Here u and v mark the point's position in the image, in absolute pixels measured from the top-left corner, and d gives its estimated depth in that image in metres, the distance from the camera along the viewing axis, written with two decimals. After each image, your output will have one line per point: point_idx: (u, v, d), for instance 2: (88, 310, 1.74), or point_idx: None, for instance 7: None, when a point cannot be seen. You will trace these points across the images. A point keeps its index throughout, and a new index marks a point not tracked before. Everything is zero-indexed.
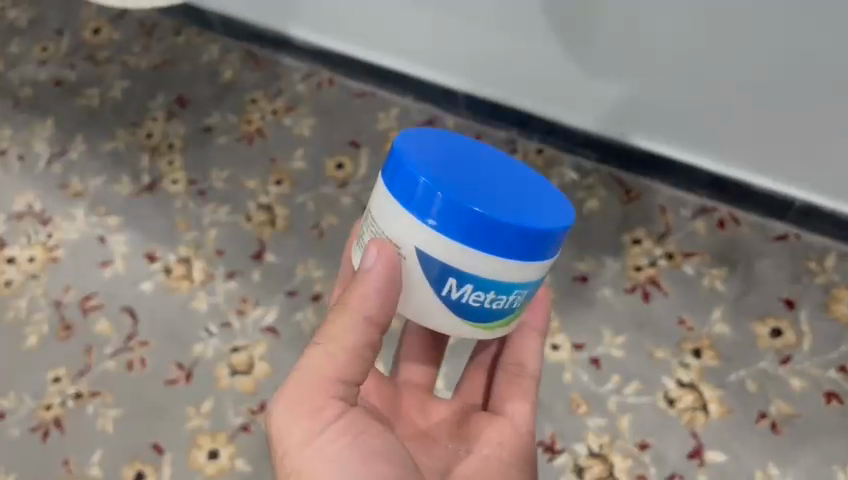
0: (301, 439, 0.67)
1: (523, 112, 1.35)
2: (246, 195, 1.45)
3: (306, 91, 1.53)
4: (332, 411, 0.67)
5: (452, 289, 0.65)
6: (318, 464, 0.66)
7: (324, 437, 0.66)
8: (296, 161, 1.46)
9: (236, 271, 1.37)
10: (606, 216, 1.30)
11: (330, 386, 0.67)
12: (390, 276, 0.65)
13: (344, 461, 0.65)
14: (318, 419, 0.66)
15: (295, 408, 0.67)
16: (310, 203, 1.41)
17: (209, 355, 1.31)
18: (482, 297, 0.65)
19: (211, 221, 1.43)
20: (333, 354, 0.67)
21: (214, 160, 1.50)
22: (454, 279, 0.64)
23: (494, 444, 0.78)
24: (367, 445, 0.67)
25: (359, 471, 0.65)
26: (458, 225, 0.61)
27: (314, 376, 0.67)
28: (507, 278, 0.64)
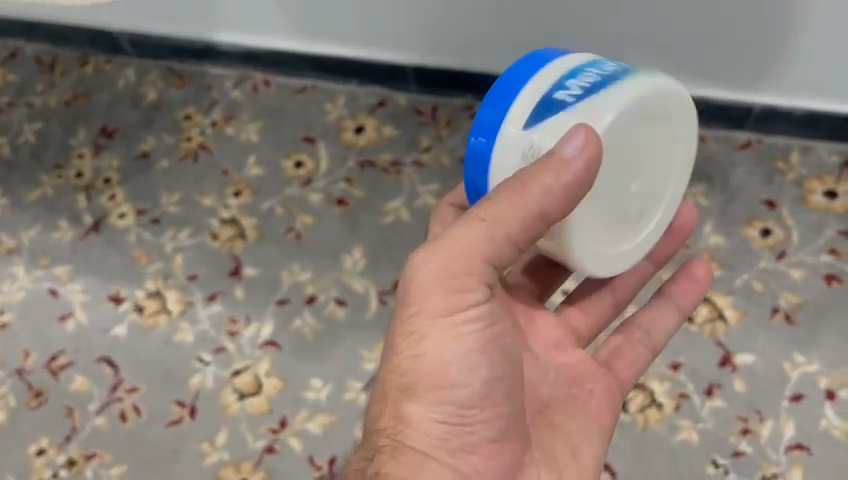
0: (434, 310, 0.67)
1: (475, 75, 1.32)
2: (205, 214, 1.36)
3: (242, 97, 1.45)
4: (474, 297, 0.67)
5: (568, 93, 0.63)
6: (449, 339, 0.68)
7: (462, 320, 0.68)
8: (250, 169, 1.39)
9: (216, 293, 1.28)
10: None
11: (481, 269, 0.66)
12: (582, 176, 0.60)
13: (471, 348, 0.68)
14: (463, 299, 0.67)
15: (444, 276, 0.67)
16: (278, 209, 1.34)
17: (209, 385, 1.22)
18: (586, 78, 0.64)
19: (174, 248, 1.33)
20: (492, 237, 0.64)
21: (160, 185, 1.39)
22: (560, 92, 0.64)
23: (589, 388, 0.78)
24: (496, 342, 0.69)
25: (486, 370, 0.68)
26: (509, 85, 0.66)
27: (468, 251, 0.66)
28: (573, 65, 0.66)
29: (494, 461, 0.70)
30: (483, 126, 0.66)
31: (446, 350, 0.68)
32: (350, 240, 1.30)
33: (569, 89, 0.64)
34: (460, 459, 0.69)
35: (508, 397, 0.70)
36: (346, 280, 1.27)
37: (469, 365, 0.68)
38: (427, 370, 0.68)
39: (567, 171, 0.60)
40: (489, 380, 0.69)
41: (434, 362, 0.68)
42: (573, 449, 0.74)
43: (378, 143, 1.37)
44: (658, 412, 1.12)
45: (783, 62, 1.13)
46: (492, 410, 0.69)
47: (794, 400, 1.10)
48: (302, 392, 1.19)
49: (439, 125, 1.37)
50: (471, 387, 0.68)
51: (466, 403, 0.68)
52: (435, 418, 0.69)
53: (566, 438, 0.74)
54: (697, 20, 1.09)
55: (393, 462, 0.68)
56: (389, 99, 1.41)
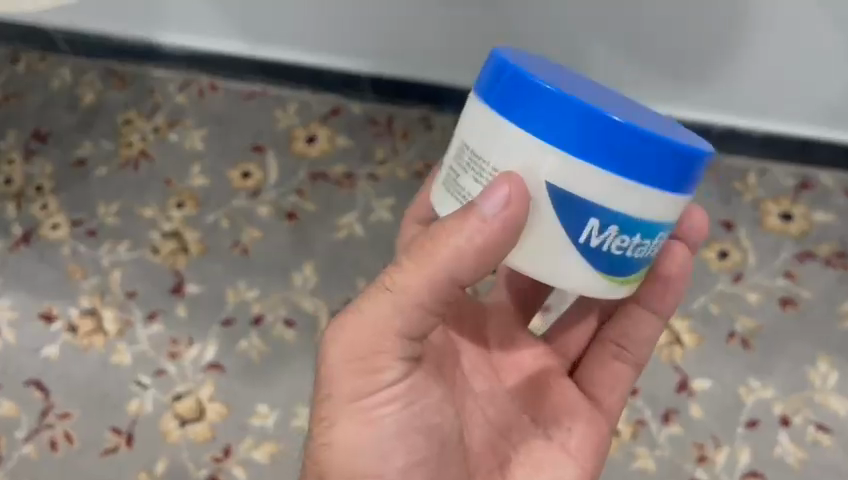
0: (341, 396, 0.65)
1: (432, 85, 1.27)
2: (146, 226, 1.29)
3: (187, 102, 1.38)
4: (385, 379, 0.64)
5: (595, 232, 0.52)
6: (360, 426, 0.65)
7: (375, 404, 0.65)
8: (194, 178, 1.32)
9: (157, 311, 1.22)
10: None
11: (392, 346, 0.62)
12: (514, 211, 0.51)
13: (384, 433, 0.66)
14: (372, 384, 0.64)
15: (350, 364, 0.63)
16: (224, 222, 1.28)
17: (148, 411, 1.15)
18: (627, 242, 0.53)
19: (112, 262, 1.26)
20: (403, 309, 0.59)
21: (97, 194, 1.32)
22: (597, 221, 0.52)
23: (566, 427, 0.71)
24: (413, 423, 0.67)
25: (402, 457, 0.66)
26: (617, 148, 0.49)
27: (375, 333, 0.61)
28: (651, 217, 0.52)
29: None
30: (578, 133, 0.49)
31: (359, 439, 0.65)
32: (300, 256, 1.24)
33: (635, 244, 0.54)
34: None
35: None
36: (294, 298, 1.21)
37: (381, 451, 0.66)
38: (338, 460, 0.66)
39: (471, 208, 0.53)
40: (405, 468, 0.66)
41: (343, 451, 0.66)
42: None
43: (330, 154, 1.32)
44: (614, 440, 1.10)
45: (743, 84, 1.12)
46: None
47: (749, 426, 1.09)
48: (246, 418, 1.13)
49: (395, 136, 1.32)
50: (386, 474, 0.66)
51: None
52: None
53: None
54: (662, 38, 1.07)
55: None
56: (343, 107, 1.35)
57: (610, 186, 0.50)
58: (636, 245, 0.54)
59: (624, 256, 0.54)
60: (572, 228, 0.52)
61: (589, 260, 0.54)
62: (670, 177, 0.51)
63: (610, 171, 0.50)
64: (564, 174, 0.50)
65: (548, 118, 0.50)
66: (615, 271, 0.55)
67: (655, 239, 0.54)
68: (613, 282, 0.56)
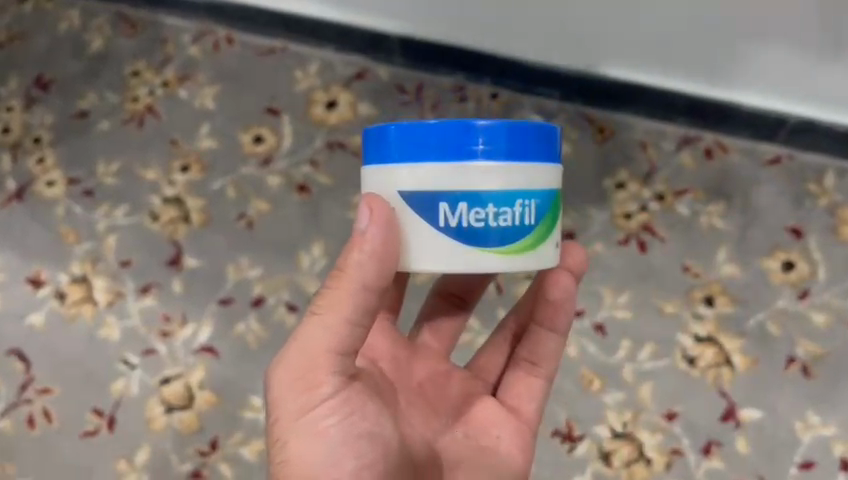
0: (288, 416, 0.62)
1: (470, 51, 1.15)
2: (146, 189, 1.18)
3: (199, 54, 1.25)
4: (322, 393, 0.61)
5: (448, 214, 0.61)
6: (309, 441, 0.62)
7: (320, 421, 0.62)
8: (202, 140, 1.21)
9: (151, 285, 1.12)
10: (583, 161, 1.13)
11: (326, 362, 0.61)
12: (387, 230, 0.60)
13: (331, 447, 0.62)
14: (313, 398, 0.62)
15: (293, 379, 0.62)
16: (230, 190, 1.17)
17: (133, 393, 1.06)
18: (482, 214, 0.61)
19: (108, 227, 1.16)
20: (330, 329, 0.60)
21: (97, 151, 1.21)
22: (446, 204, 0.61)
23: (494, 436, 0.73)
24: (358, 432, 0.63)
25: (352, 464, 0.62)
26: (466, 143, 0.60)
27: (308, 354, 0.61)
28: (507, 187, 0.61)
29: None
30: (429, 144, 0.61)
31: (308, 454, 0.61)
32: (310, 234, 1.13)
33: (491, 213, 0.61)
34: None
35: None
36: (301, 281, 1.10)
37: (329, 463, 0.61)
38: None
39: (364, 244, 0.60)
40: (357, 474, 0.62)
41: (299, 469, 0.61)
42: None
43: (351, 122, 1.19)
44: (645, 468, 1.00)
45: (827, 69, 0.98)
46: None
47: (803, 467, 0.98)
48: (237, 410, 1.04)
49: (424, 105, 1.18)
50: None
51: None
52: None
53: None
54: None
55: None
56: (369, 71, 1.21)
57: (452, 176, 0.61)
58: (495, 215, 0.61)
59: (493, 225, 0.62)
60: (431, 216, 0.62)
61: (457, 239, 0.62)
62: (508, 147, 0.61)
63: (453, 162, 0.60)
64: (416, 182, 0.61)
65: (408, 145, 0.61)
66: (494, 242, 0.62)
67: (515, 207, 0.62)
68: (501, 251, 0.62)
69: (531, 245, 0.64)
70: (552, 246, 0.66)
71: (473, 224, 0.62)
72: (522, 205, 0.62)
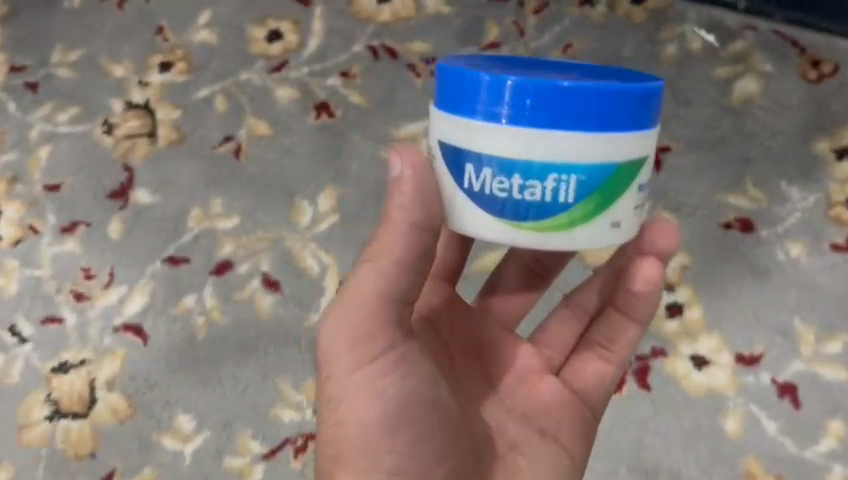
0: (330, 371, 0.41)
1: None
2: (107, 89, 0.81)
3: None
4: (372, 344, 0.40)
5: (469, 180, 0.38)
6: (358, 402, 0.40)
7: (373, 379, 0.40)
8: (197, 29, 0.83)
9: (79, 222, 0.75)
10: (781, 107, 0.68)
11: (382, 307, 0.39)
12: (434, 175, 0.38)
13: (383, 409, 0.40)
14: (367, 347, 0.40)
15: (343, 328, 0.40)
16: (219, 102, 0.78)
17: (15, 380, 0.69)
18: (510, 186, 0.37)
19: (44, 136, 0.80)
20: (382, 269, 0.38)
21: (58, 34, 0.86)
22: (472, 167, 0.37)
23: (554, 423, 0.45)
24: (423, 391, 0.41)
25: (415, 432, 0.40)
26: (532, 107, 0.36)
27: (356, 297, 0.39)
28: (563, 164, 0.36)
29: None
30: (480, 97, 0.37)
31: (350, 422, 0.40)
32: (326, 179, 0.73)
33: (522, 187, 0.37)
34: None
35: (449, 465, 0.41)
36: (296, 247, 0.70)
37: (385, 432, 0.40)
38: (328, 454, 0.41)
39: (400, 192, 0.38)
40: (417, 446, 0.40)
41: (355, 437, 0.40)
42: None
43: (412, 23, 0.78)
44: None
45: None
46: None
47: None
48: (152, 434, 0.66)
49: (524, 8, 0.76)
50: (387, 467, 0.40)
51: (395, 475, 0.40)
52: None
53: None
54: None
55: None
56: None
57: (475, 138, 0.37)
58: (523, 188, 0.37)
59: (511, 199, 0.37)
60: (451, 176, 0.38)
61: (474, 210, 0.38)
62: (567, 117, 0.36)
63: (458, 117, 0.38)
64: (453, 139, 0.38)
65: (459, 93, 0.37)
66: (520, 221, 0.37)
67: (544, 181, 0.37)
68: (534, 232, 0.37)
69: (576, 229, 0.37)
70: (626, 229, 0.39)
71: (486, 196, 0.37)
72: (559, 178, 0.36)
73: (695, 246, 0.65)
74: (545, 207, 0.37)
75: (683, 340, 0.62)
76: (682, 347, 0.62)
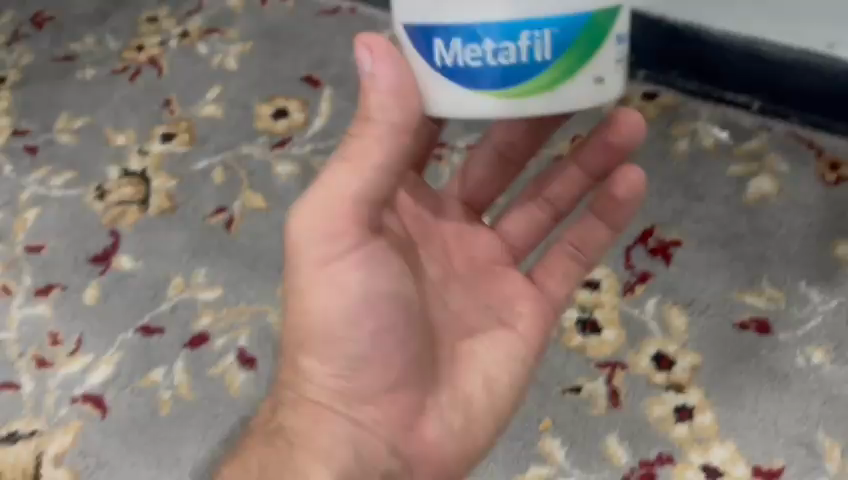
0: (295, 262, 0.40)
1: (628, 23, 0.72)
2: (106, 156, 0.80)
3: (240, 7, 0.91)
4: (334, 242, 0.38)
5: (443, 54, 0.35)
6: (323, 294, 0.39)
7: (335, 274, 0.39)
8: (205, 105, 0.83)
9: (55, 285, 0.71)
10: (798, 206, 0.65)
11: (349, 208, 0.37)
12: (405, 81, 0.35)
13: (344, 303, 0.39)
14: (332, 243, 0.38)
15: (311, 223, 0.38)
16: (217, 174, 0.76)
17: None
18: (482, 52, 0.34)
19: (34, 197, 0.78)
20: (354, 170, 0.36)
21: (66, 102, 0.86)
22: (442, 42, 0.34)
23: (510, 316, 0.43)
24: (383, 286, 0.40)
25: (373, 330, 0.40)
26: None
27: (324, 193, 0.37)
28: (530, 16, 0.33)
29: (382, 426, 0.40)
30: None
31: (315, 313, 0.40)
32: None
33: (492, 51, 0.34)
34: (352, 428, 0.40)
35: (408, 366, 0.41)
36: (277, 322, 0.66)
37: (342, 319, 0.40)
38: (291, 344, 0.41)
39: (374, 90, 0.34)
40: (376, 340, 0.40)
41: (319, 325, 0.40)
42: (487, 385, 0.42)
43: None
44: None
45: None
46: (381, 372, 0.40)
47: None
48: None
49: None
50: (346, 357, 0.40)
51: (355, 363, 0.40)
52: (329, 379, 0.40)
53: (482, 375, 0.42)
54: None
55: (239, 470, 0.41)
56: None
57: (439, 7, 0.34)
58: (495, 51, 0.34)
59: (486, 68, 0.34)
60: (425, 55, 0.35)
61: (455, 87, 0.35)
62: None
63: None
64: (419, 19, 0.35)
65: None
66: (505, 86, 0.34)
67: (516, 40, 0.34)
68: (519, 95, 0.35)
69: (558, 88, 0.35)
70: (612, 84, 0.36)
71: (461, 69, 0.35)
72: (532, 33, 0.34)
73: (706, 345, 0.60)
74: (522, 67, 0.34)
75: (693, 446, 0.56)
76: (691, 454, 0.56)
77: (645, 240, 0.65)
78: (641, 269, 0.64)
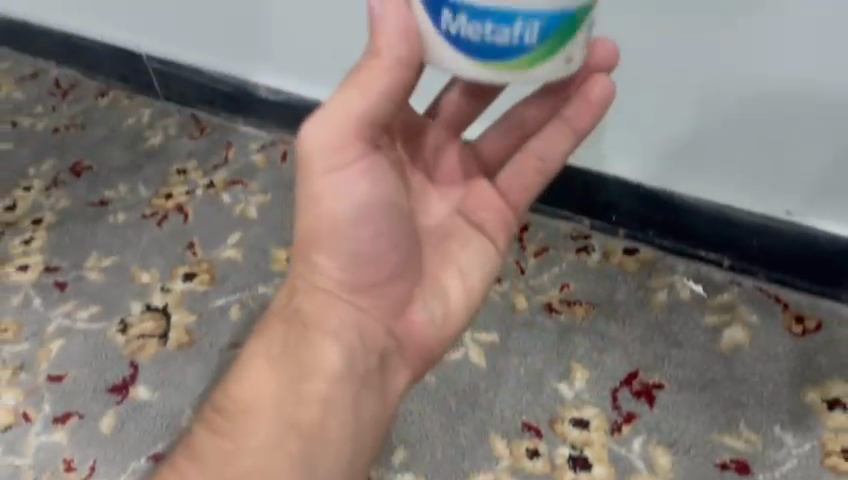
0: (306, 174, 0.46)
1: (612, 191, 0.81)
2: (130, 293, 0.86)
3: (262, 162, 1.01)
4: (342, 154, 0.45)
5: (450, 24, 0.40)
6: (330, 198, 0.46)
7: (344, 181, 0.46)
8: (226, 249, 0.90)
9: (74, 413, 0.75)
10: (769, 354, 0.71)
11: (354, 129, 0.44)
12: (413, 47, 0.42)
13: (348, 210, 0.46)
14: (339, 155, 0.45)
15: (323, 141, 0.44)
16: (233, 311, 0.83)
17: None
18: (482, 28, 0.40)
19: (60, 329, 0.83)
20: (364, 96, 0.42)
21: (96, 243, 0.93)
22: (451, 13, 0.40)
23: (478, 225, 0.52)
24: (383, 195, 0.47)
25: (373, 234, 0.47)
26: None
27: (338, 116, 0.43)
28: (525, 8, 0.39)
29: (377, 313, 0.49)
30: None
31: (324, 216, 0.47)
32: None
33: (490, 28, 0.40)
34: (353, 316, 0.48)
35: (400, 263, 0.49)
36: None
37: (347, 223, 0.47)
38: (302, 241, 0.48)
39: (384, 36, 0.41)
40: (375, 245, 0.48)
41: (328, 227, 0.47)
42: (463, 282, 0.51)
43: None
44: None
45: None
46: (379, 271, 0.48)
47: None
48: None
49: (525, 250, 0.82)
50: (350, 253, 0.48)
51: (357, 263, 0.48)
52: (336, 280, 0.48)
53: (458, 272, 0.51)
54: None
55: (264, 340, 0.49)
56: None
57: None
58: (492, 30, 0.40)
59: (482, 45, 0.40)
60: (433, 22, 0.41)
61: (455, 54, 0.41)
62: None
63: None
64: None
65: None
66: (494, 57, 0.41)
67: (511, 27, 0.39)
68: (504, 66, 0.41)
69: (536, 68, 0.41)
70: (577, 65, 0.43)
71: (462, 40, 0.40)
72: (523, 22, 0.39)
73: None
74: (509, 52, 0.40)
75: None
76: None
77: (630, 383, 0.70)
78: (627, 409, 0.68)
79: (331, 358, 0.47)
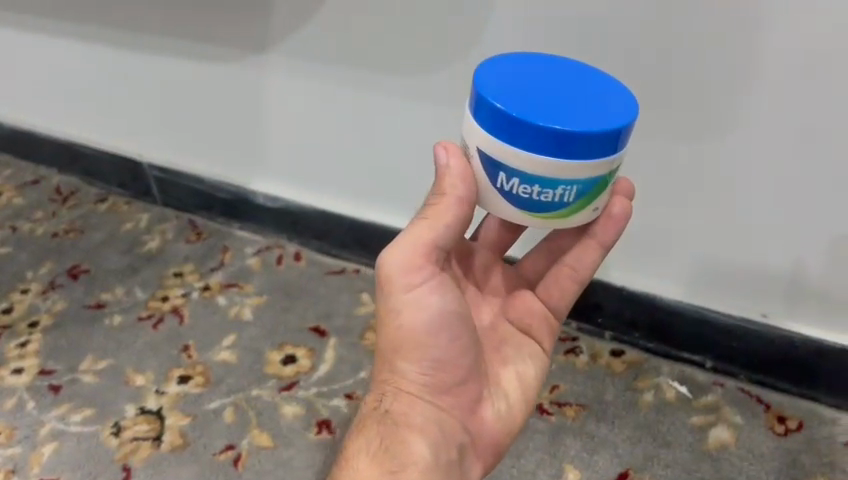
0: (388, 292, 0.53)
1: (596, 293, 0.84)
2: (124, 395, 0.87)
3: (257, 266, 1.04)
4: (420, 273, 0.52)
5: (506, 180, 0.48)
6: (413, 312, 0.53)
7: (422, 295, 0.53)
8: (220, 351, 0.92)
9: None
10: (754, 453, 0.73)
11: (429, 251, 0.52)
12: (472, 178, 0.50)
13: (427, 319, 0.53)
14: (419, 273, 0.52)
15: (405, 265, 0.52)
16: (228, 413, 0.84)
17: None
18: (530, 189, 0.47)
19: (53, 432, 0.83)
20: (434, 226, 0.51)
21: (91, 345, 0.94)
22: (504, 173, 0.47)
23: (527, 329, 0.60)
24: (456, 306, 0.54)
25: (451, 339, 0.54)
26: (546, 142, 0.45)
27: (419, 243, 0.51)
28: (565, 178, 0.46)
29: (452, 410, 0.54)
30: (510, 125, 0.45)
31: (405, 328, 0.53)
32: None
33: (536, 189, 0.47)
34: (434, 413, 0.54)
35: (471, 364, 0.55)
36: None
37: (427, 332, 0.53)
38: (389, 350, 0.54)
39: (448, 177, 0.50)
40: (451, 349, 0.54)
41: (408, 338, 0.53)
42: (520, 381, 0.58)
43: None
44: None
45: None
46: (456, 369, 0.54)
47: None
48: None
49: None
50: (430, 359, 0.53)
51: (438, 365, 0.54)
52: (418, 383, 0.54)
53: (514, 373, 0.58)
54: (758, 74, 0.64)
55: (363, 439, 0.53)
56: None
57: (504, 153, 0.47)
58: (537, 191, 0.47)
59: (528, 200, 0.48)
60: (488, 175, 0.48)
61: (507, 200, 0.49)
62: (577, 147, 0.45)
63: (491, 134, 0.47)
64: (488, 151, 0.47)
65: (495, 120, 0.46)
66: (538, 209, 0.48)
67: (555, 190, 0.47)
68: (547, 215, 0.49)
69: (573, 217, 0.49)
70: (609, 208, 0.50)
71: (513, 194, 0.48)
72: (565, 186, 0.47)
73: None
74: (549, 207, 0.48)
75: None
76: None
77: None
78: None
79: (418, 450, 0.52)
